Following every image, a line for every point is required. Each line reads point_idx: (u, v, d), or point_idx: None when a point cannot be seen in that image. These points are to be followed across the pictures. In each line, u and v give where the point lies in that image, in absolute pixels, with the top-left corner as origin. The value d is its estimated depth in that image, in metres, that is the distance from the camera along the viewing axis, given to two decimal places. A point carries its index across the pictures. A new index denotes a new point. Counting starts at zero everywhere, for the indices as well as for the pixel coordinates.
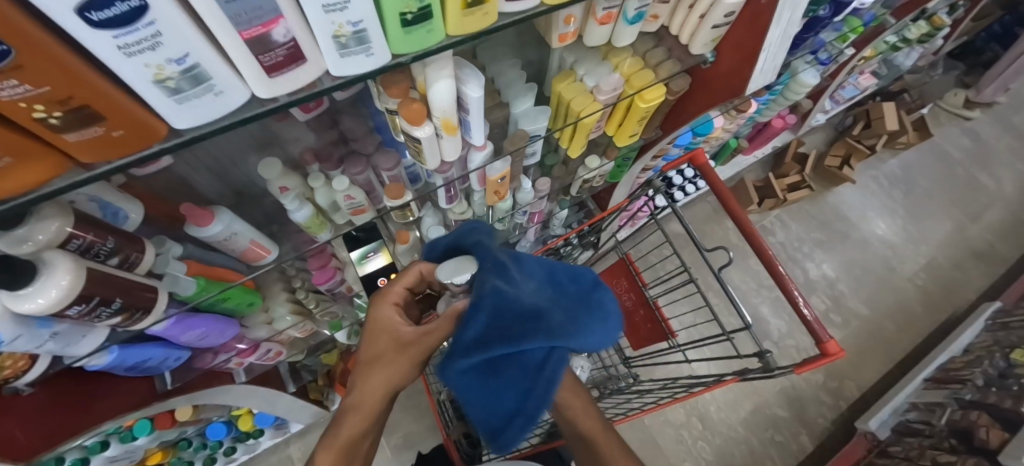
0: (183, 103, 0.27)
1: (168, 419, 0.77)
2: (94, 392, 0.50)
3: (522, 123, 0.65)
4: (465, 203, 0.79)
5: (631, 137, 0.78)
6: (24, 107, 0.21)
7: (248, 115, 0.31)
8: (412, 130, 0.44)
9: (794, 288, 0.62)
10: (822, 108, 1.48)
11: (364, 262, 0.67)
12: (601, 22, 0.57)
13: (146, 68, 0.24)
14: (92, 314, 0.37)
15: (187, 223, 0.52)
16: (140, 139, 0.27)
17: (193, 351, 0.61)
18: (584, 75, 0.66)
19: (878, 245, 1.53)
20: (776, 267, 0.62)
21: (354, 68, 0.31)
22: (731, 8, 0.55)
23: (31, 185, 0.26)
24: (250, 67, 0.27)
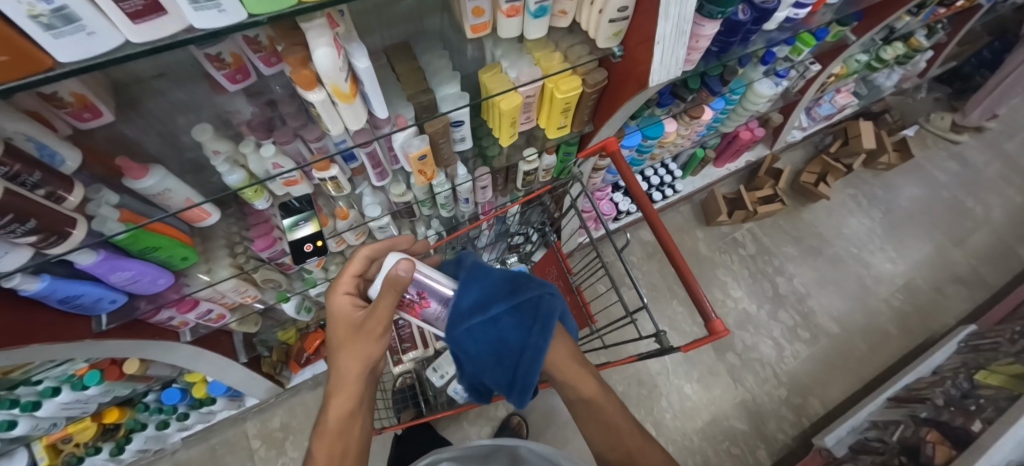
0: (58, 38, 0.32)
1: (117, 371, 0.85)
2: (28, 317, 0.57)
3: (442, 107, 0.70)
4: (404, 185, 0.83)
5: (561, 129, 0.83)
6: None
7: (122, 55, 0.37)
8: (306, 94, 0.50)
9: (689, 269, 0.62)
10: (796, 123, 1.50)
11: (294, 229, 0.72)
12: (508, 15, 0.62)
13: (20, 6, 0.29)
14: (8, 229, 0.44)
15: (124, 176, 0.58)
16: (26, 67, 0.33)
17: (129, 296, 0.68)
18: (507, 67, 0.71)
19: (853, 263, 1.51)
20: (672, 249, 0.63)
21: (212, 22, 0.37)
22: (624, 4, 0.60)
23: None
24: (116, 14, 0.33)
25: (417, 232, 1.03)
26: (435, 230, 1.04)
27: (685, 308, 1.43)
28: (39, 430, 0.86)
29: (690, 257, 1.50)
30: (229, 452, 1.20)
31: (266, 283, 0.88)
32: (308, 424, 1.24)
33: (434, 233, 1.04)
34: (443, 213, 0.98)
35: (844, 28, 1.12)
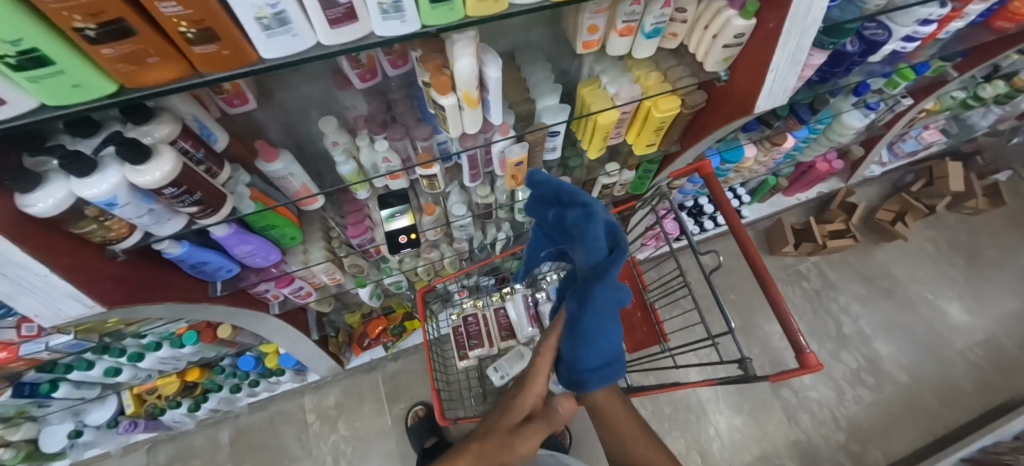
0: (270, 38, 0.37)
1: (211, 334, 0.90)
2: (162, 278, 0.63)
3: (544, 117, 0.73)
4: (488, 187, 0.86)
5: (649, 148, 0.83)
6: (174, 22, 0.33)
7: (312, 54, 0.40)
8: (439, 98, 0.54)
9: (786, 305, 0.61)
10: (876, 158, 1.42)
11: (391, 220, 0.76)
12: (621, 34, 0.64)
13: (252, 9, 0.34)
14: (178, 197, 0.49)
15: (258, 159, 0.64)
16: (237, 59, 0.38)
17: (241, 268, 0.73)
18: (607, 83, 0.74)
19: (928, 310, 1.41)
20: (770, 281, 0.64)
21: (394, 32, 0.40)
22: (741, 30, 0.61)
23: (168, 80, 0.38)
24: (320, 17, 0.37)
25: (489, 234, 1.06)
26: (506, 233, 1.07)
27: (740, 338, 1.39)
28: (137, 379, 0.96)
29: (746, 286, 1.46)
30: (286, 422, 1.26)
31: (350, 268, 0.93)
32: (359, 406, 1.28)
33: (504, 236, 1.07)
34: (518, 218, 1.01)
35: (946, 64, 1.07)
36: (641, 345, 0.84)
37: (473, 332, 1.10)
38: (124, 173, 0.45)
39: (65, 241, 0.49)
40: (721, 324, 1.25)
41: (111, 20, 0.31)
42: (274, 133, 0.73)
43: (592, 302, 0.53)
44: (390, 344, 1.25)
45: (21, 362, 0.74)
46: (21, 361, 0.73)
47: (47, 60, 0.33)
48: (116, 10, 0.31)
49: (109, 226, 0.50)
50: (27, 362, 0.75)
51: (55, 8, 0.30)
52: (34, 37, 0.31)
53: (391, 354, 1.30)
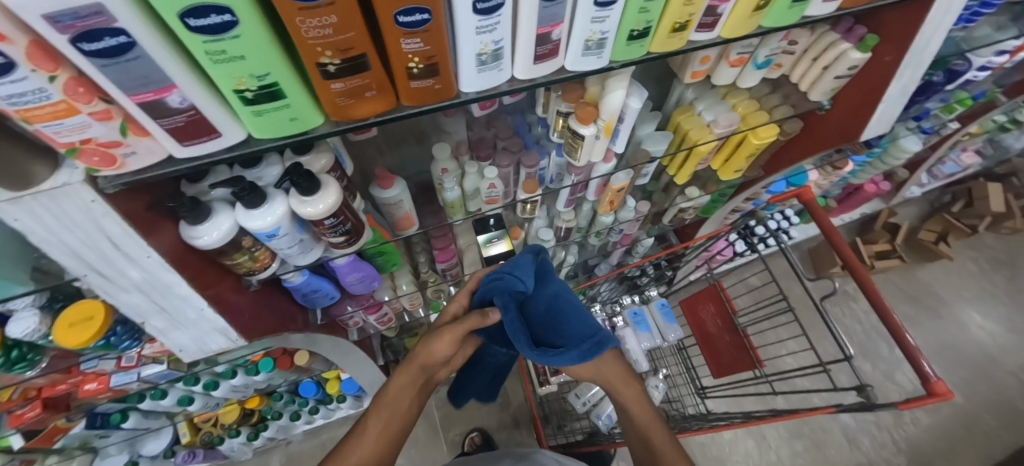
0: (479, 74, 0.37)
1: (287, 361, 0.89)
2: (279, 307, 0.63)
3: (644, 144, 0.73)
4: (574, 212, 0.86)
5: (735, 173, 0.84)
6: (407, 59, 0.33)
7: (505, 88, 0.40)
8: (579, 128, 0.54)
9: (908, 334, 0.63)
10: (919, 180, 1.45)
11: (489, 245, 0.75)
12: (732, 65, 0.66)
13: (478, 46, 0.34)
14: (333, 227, 0.48)
15: (375, 185, 0.64)
16: (443, 93, 0.38)
17: (342, 295, 0.72)
18: (703, 111, 0.74)
19: (976, 330, 1.42)
20: (887, 312, 0.65)
21: (584, 67, 0.41)
22: (855, 63, 0.63)
23: (372, 115, 0.38)
24: (528, 54, 0.37)
25: (557, 257, 1.05)
26: (574, 257, 1.06)
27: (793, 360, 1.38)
28: (207, 407, 0.95)
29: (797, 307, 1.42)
30: None
31: (428, 294, 0.92)
32: (414, 433, 1.25)
33: (571, 259, 1.06)
34: (591, 242, 1.01)
35: (998, 90, 1.10)
36: (734, 371, 0.84)
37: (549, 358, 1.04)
38: (291, 202, 0.45)
39: (217, 271, 0.48)
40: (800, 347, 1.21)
41: (355, 55, 0.31)
42: (375, 159, 0.73)
43: (550, 288, 0.67)
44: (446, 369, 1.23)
45: (107, 394, 0.72)
46: (108, 392, 0.71)
47: (280, 95, 0.32)
48: (363, 46, 0.31)
49: (257, 256, 0.49)
50: (112, 393, 0.73)
51: (313, 45, 0.30)
52: (279, 74, 0.31)
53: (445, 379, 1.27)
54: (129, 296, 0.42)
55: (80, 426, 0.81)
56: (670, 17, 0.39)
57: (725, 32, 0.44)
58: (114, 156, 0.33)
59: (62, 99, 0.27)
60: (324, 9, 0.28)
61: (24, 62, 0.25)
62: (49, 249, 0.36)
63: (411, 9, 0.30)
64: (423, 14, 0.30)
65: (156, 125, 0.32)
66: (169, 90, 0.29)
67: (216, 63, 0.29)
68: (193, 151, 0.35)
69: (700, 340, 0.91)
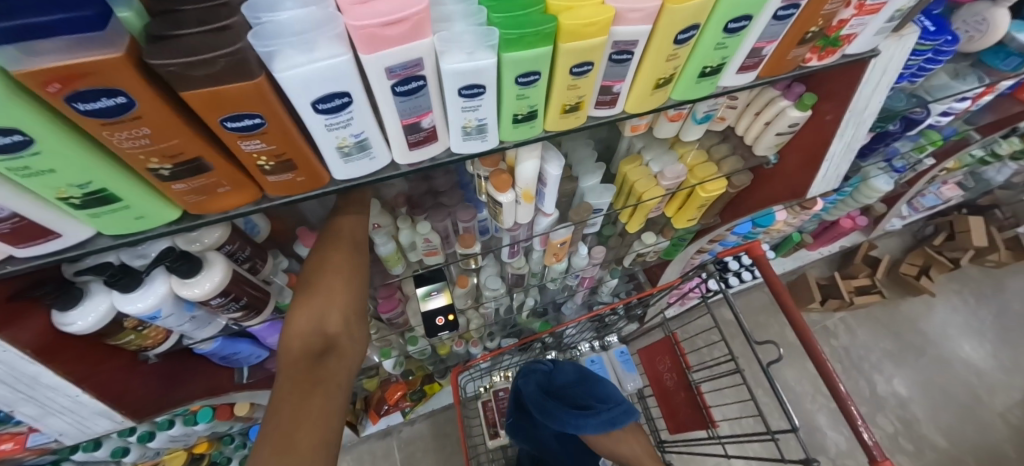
0: (347, 164, 0.35)
1: (228, 411, 0.85)
2: (190, 373, 0.59)
3: (587, 197, 0.70)
4: (524, 259, 0.83)
5: (689, 221, 0.82)
6: (253, 157, 0.31)
7: (386, 173, 0.38)
8: (497, 195, 0.52)
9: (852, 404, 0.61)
10: (898, 213, 1.41)
11: (427, 298, 0.72)
12: (671, 119, 0.64)
13: (335, 140, 0.32)
14: (224, 305, 0.46)
15: (297, 243, 0.61)
16: (311, 184, 0.35)
17: (271, 353, 0.69)
18: (650, 161, 0.72)
19: (961, 368, 1.37)
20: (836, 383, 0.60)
21: (471, 150, 0.39)
22: (795, 121, 0.60)
23: (234, 206, 0.35)
24: (401, 143, 0.35)
25: (516, 299, 1.02)
26: (533, 299, 1.03)
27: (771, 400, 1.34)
28: (144, 457, 0.88)
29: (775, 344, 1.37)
30: None
31: (377, 341, 0.89)
32: None
33: (531, 301, 1.03)
34: (549, 285, 0.98)
35: (971, 128, 1.07)
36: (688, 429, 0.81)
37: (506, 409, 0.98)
38: (171, 283, 0.42)
39: (102, 350, 0.46)
40: (775, 394, 1.16)
41: (189, 160, 0.29)
42: None
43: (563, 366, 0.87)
44: (408, 409, 1.19)
45: (26, 454, 0.68)
46: (26, 452, 0.68)
47: (114, 199, 0.30)
48: (196, 150, 0.29)
49: (145, 334, 0.47)
50: (33, 452, 0.70)
51: (135, 153, 0.28)
52: (105, 179, 0.29)
53: (408, 419, 1.23)
54: None
55: None
56: (558, 99, 0.37)
57: (629, 107, 0.42)
58: None
59: None
60: (131, 122, 0.26)
61: None
62: None
63: (238, 115, 0.28)
64: (254, 119, 0.28)
65: None
66: None
67: (24, 177, 0.27)
68: (35, 252, 0.33)
69: (656, 393, 0.88)
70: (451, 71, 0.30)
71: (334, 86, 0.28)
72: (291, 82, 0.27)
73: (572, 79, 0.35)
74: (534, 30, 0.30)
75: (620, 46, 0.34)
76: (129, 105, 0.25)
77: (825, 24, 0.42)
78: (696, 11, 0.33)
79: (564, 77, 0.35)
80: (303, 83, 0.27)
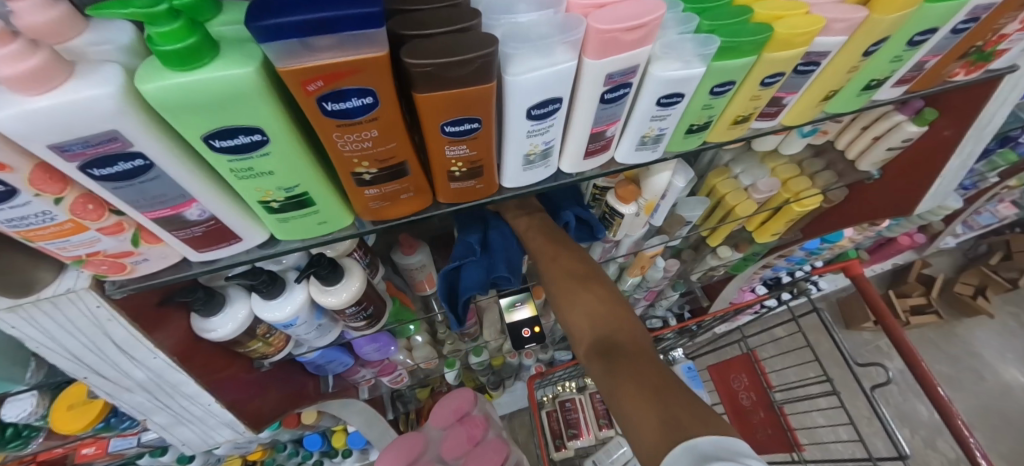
0: (525, 171, 0.34)
1: (295, 420, 0.84)
2: (287, 382, 0.58)
3: (680, 209, 0.68)
4: (600, 272, 0.82)
5: (772, 236, 0.80)
6: (450, 164, 0.30)
7: (550, 183, 0.37)
8: (619, 206, 0.51)
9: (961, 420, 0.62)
10: (953, 231, 1.38)
11: (512, 310, 0.71)
12: (776, 132, 0.62)
13: (528, 146, 0.31)
14: (354, 314, 0.44)
15: (396, 251, 0.60)
16: (484, 191, 0.34)
17: (356, 361, 0.68)
18: (740, 174, 0.71)
19: (1023, 395, 1.32)
20: None
21: (637, 160, 0.37)
22: (911, 136, 0.59)
23: (406, 214, 0.34)
24: (579, 151, 0.34)
25: None
26: None
27: None
28: (206, 463, 0.89)
29: (831, 363, 1.33)
30: None
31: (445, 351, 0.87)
32: None
33: None
34: (614, 297, 0.96)
35: None
36: (768, 451, 0.77)
37: (571, 420, 0.94)
38: (311, 290, 0.41)
39: (227, 356, 0.44)
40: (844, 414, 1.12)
41: (394, 164, 0.28)
42: None
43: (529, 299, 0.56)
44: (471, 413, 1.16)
45: (105, 458, 0.67)
46: (106, 457, 0.66)
47: (310, 203, 0.29)
48: (404, 155, 0.28)
49: (270, 342, 0.45)
50: (110, 457, 0.68)
51: (350, 157, 0.27)
52: (310, 183, 0.28)
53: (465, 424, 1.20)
54: (131, 396, 0.38)
55: None
56: (734, 110, 0.36)
57: (787, 120, 0.41)
58: (124, 264, 0.30)
59: (68, 219, 0.24)
60: (364, 124, 0.25)
61: (27, 187, 0.22)
62: (46, 354, 0.33)
63: (459, 119, 0.27)
64: (472, 123, 0.27)
65: (171, 235, 0.28)
66: (187, 205, 0.26)
67: (242, 178, 0.26)
68: (212, 256, 0.32)
69: (729, 412, 0.85)
70: (662, 78, 0.29)
71: (553, 92, 0.27)
72: (521, 87, 0.26)
73: (759, 89, 0.34)
74: (752, 39, 0.28)
75: (812, 57, 0.33)
76: (373, 106, 0.24)
77: (988, 40, 0.41)
78: (897, 23, 0.32)
79: (752, 87, 0.33)
80: (530, 88, 0.26)
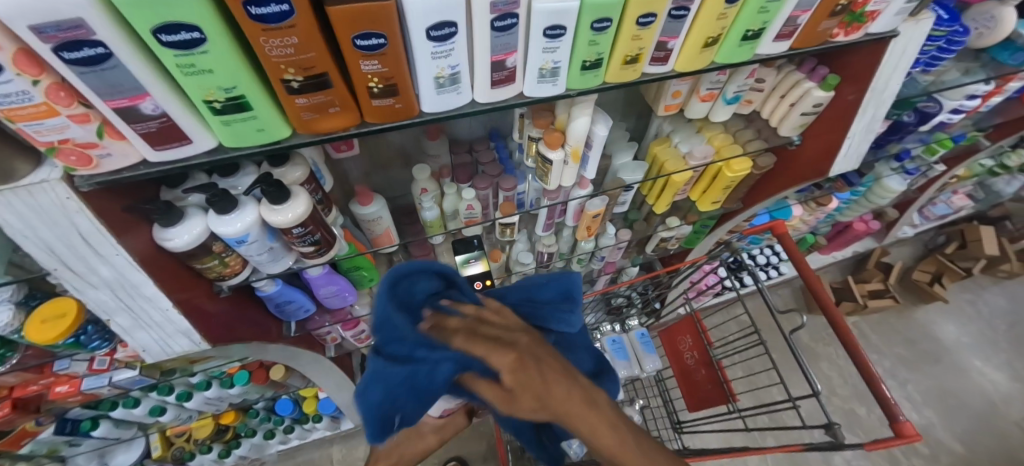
0: (438, 95, 0.40)
1: (264, 375, 0.88)
2: (249, 315, 0.63)
3: (621, 173, 0.76)
4: (555, 237, 0.88)
5: (713, 204, 0.86)
6: (367, 78, 0.36)
7: (465, 110, 0.43)
8: (548, 152, 0.57)
9: (886, 386, 0.61)
10: (909, 220, 1.45)
11: (466, 265, 0.77)
12: (703, 99, 0.69)
13: (435, 69, 0.37)
14: (302, 236, 0.50)
15: (355, 201, 0.66)
16: (404, 112, 0.40)
17: (318, 308, 0.73)
18: (678, 143, 0.78)
19: (977, 376, 1.37)
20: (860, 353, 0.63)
21: (542, 93, 0.44)
22: (819, 100, 0.65)
23: (336, 129, 0.40)
24: (486, 80, 0.40)
25: None
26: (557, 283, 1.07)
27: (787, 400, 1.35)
28: (177, 420, 0.93)
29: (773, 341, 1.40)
30: None
31: None
32: None
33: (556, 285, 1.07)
34: (573, 267, 1.02)
35: (979, 134, 1.12)
36: (709, 405, 0.82)
37: None
38: (262, 210, 0.47)
39: (184, 271, 0.49)
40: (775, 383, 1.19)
41: (317, 74, 0.34)
42: (362, 178, 0.77)
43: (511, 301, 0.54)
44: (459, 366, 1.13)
45: (78, 398, 0.71)
46: (78, 396, 0.69)
47: (248, 107, 0.35)
48: (324, 66, 0.34)
49: (227, 262, 0.51)
50: (83, 398, 0.72)
51: (278, 62, 0.33)
52: (246, 87, 0.34)
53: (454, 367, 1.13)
54: (96, 292, 0.43)
55: (49, 431, 0.78)
56: (621, 49, 0.42)
57: (679, 66, 0.47)
58: (91, 157, 0.35)
59: (43, 102, 0.30)
60: (285, 31, 0.31)
61: (11, 66, 0.27)
62: (23, 243, 0.37)
63: (367, 33, 0.32)
64: (379, 39, 0.33)
65: (129, 129, 0.34)
66: (142, 97, 0.32)
67: (186, 75, 0.32)
68: (167, 155, 0.38)
69: (678, 373, 0.90)
70: (542, 9, 0.35)
71: (446, 15, 0.33)
72: (415, 7, 0.32)
73: (638, 29, 0.40)
74: None
75: (680, 2, 0.39)
76: (289, 14, 0.29)
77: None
78: None
79: (631, 26, 0.39)
80: (425, 9, 0.32)
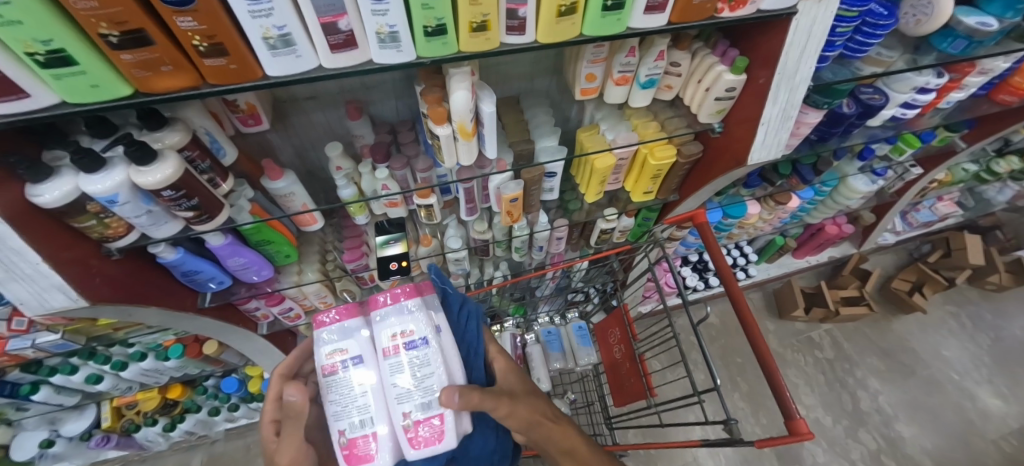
0: (275, 57, 0.40)
1: (197, 349, 0.90)
2: (154, 280, 0.65)
3: (541, 157, 0.74)
4: (486, 223, 0.87)
5: (646, 195, 0.85)
6: (188, 36, 0.36)
7: (313, 74, 0.44)
8: (435, 128, 0.57)
9: (785, 383, 0.58)
10: (889, 225, 1.39)
11: (384, 246, 0.76)
12: (617, 83, 0.67)
13: (260, 29, 0.37)
14: (176, 201, 0.51)
15: (263, 176, 0.66)
16: (243, 73, 0.41)
17: (234, 281, 0.75)
18: (605, 130, 0.76)
19: (954, 390, 1.30)
20: (764, 351, 0.59)
21: (390, 59, 0.44)
22: (732, 84, 0.64)
23: (176, 89, 0.42)
24: (322, 43, 0.41)
25: (484, 271, 1.06)
26: (501, 273, 1.07)
27: (749, 406, 1.31)
28: (117, 390, 0.95)
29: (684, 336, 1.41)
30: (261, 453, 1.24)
31: (342, 293, 0.93)
32: None
33: (500, 274, 1.07)
34: (515, 257, 1.02)
35: (953, 134, 1.06)
36: (630, 399, 0.80)
37: None
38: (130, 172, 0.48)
39: (59, 228, 0.50)
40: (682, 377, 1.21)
41: (134, 29, 0.35)
42: (289, 157, 0.78)
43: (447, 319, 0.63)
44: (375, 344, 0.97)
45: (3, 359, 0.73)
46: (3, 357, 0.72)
47: (73, 61, 0.36)
48: (138, 20, 0.34)
49: (107, 224, 0.52)
50: (9, 360, 0.74)
51: (87, 15, 0.33)
52: (65, 40, 0.35)
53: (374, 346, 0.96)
54: None
55: None
56: (463, 15, 0.41)
57: (539, 37, 0.46)
58: None
59: None
60: None
61: None
62: None
63: None
64: None
65: None
66: None
67: None
68: (8, 109, 0.38)
69: (606, 366, 0.89)
70: None
71: None
72: None
73: None
74: None
75: None
76: None
77: None
78: None
79: None
80: None
